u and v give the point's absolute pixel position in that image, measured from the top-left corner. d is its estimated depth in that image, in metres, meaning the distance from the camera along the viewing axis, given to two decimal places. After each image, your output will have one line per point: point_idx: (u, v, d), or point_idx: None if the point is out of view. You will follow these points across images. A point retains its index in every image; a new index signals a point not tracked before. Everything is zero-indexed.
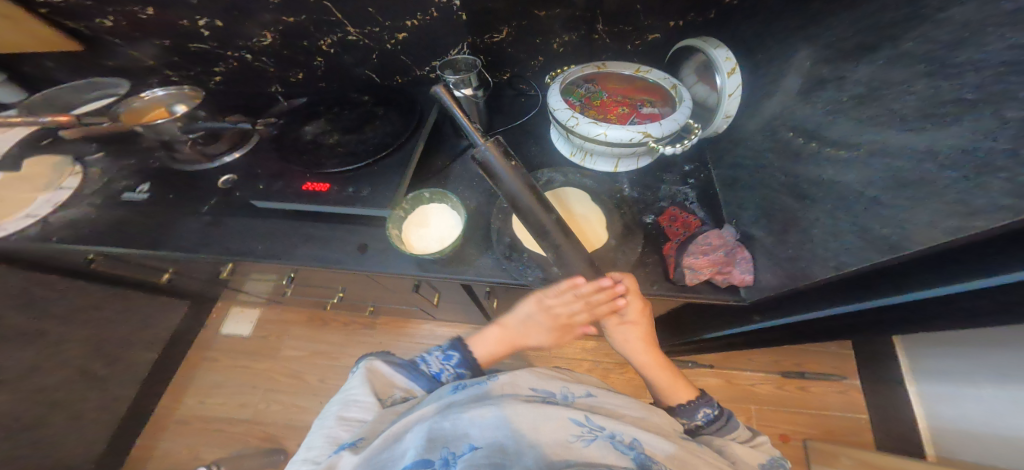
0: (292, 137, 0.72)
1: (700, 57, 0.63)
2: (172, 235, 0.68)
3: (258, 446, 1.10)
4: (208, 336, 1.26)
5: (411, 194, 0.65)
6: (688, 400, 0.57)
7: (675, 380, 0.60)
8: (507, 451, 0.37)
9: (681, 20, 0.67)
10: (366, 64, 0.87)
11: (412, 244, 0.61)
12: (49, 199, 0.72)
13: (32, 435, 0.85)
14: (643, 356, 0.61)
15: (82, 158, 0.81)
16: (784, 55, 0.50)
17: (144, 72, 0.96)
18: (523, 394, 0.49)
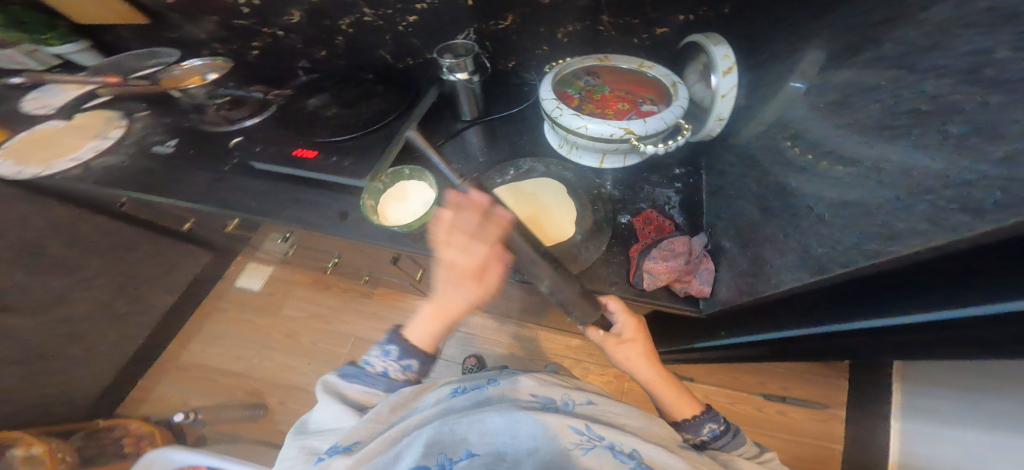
0: (296, 108, 0.79)
1: (703, 53, 0.59)
2: (188, 188, 0.78)
3: (244, 398, 1.31)
4: (223, 289, 1.51)
5: (392, 169, 0.70)
6: (692, 414, 0.55)
7: (681, 395, 0.57)
8: (503, 457, 0.38)
9: (694, 14, 0.63)
10: (382, 46, 0.90)
11: (386, 216, 0.65)
12: (95, 146, 0.86)
13: (62, 353, 1.11)
14: (648, 373, 0.57)
15: (131, 114, 0.94)
16: (783, 56, 0.47)
17: (195, 45, 1.06)
18: (522, 400, 0.50)
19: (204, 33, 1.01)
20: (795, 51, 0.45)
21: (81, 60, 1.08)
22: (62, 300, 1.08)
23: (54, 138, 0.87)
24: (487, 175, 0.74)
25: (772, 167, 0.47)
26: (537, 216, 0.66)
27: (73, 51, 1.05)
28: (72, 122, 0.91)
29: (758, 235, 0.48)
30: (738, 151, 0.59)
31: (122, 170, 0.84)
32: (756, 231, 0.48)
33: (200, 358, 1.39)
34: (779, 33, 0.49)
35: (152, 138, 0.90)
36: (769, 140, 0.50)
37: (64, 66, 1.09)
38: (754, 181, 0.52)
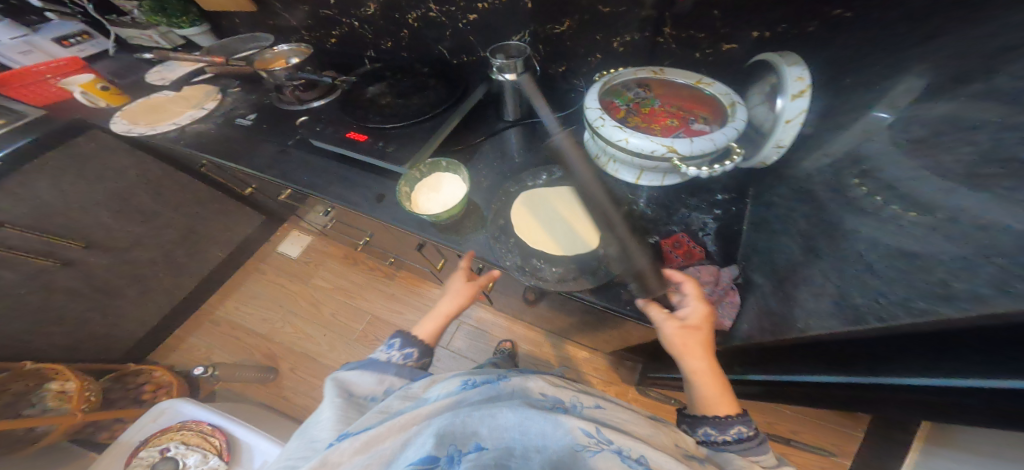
0: (356, 94, 0.83)
1: (772, 73, 0.54)
2: (254, 156, 0.86)
3: (260, 359, 1.39)
4: (268, 251, 1.65)
5: (430, 160, 0.70)
6: (725, 412, 0.48)
7: (723, 392, 0.49)
8: (514, 454, 0.36)
9: (771, 31, 0.57)
10: (442, 41, 0.94)
11: (418, 203, 0.66)
12: (192, 115, 1.00)
13: (121, 291, 1.26)
14: (700, 361, 0.49)
15: (226, 90, 1.08)
16: (865, 83, 0.42)
17: (288, 32, 1.18)
18: (532, 399, 0.47)
19: (297, 21, 1.12)
20: (885, 77, 0.40)
21: (200, 41, 1.27)
22: (138, 243, 1.25)
23: (166, 106, 1.04)
24: (519, 176, 0.74)
25: (831, 203, 0.42)
26: (562, 224, 0.66)
27: (197, 33, 1.25)
28: (182, 93, 1.08)
29: (801, 274, 0.43)
30: (794, 180, 0.53)
31: (209, 136, 0.96)
32: (799, 270, 0.43)
33: (235, 315, 1.50)
34: (868, 57, 0.44)
35: (235, 111, 1.01)
36: (833, 171, 0.45)
37: (188, 46, 1.30)
38: (804, 214, 0.47)
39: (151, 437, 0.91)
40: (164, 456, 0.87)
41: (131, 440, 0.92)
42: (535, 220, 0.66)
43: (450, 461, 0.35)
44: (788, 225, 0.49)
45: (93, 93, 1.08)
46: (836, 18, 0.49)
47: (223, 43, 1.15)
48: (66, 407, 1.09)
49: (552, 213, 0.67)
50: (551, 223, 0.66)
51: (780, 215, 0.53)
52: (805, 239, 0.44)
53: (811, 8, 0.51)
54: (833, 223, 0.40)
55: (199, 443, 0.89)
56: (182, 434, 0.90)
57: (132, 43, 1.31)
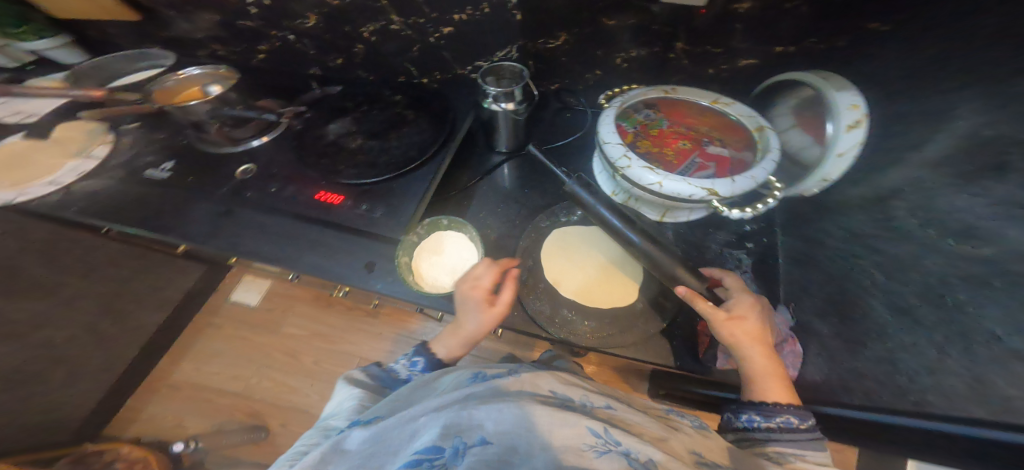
0: (315, 135, 0.69)
1: (812, 100, 0.52)
2: (178, 219, 0.66)
3: (242, 420, 1.22)
4: (218, 303, 1.39)
5: (428, 221, 0.63)
6: (777, 401, 0.42)
7: (781, 380, 0.43)
8: (517, 453, 0.29)
9: (796, 45, 0.55)
10: (405, 55, 0.79)
11: (422, 273, 0.58)
12: (76, 167, 0.76)
13: (32, 388, 0.95)
14: (761, 347, 0.43)
15: (117, 127, 0.83)
16: (945, 112, 0.36)
17: (194, 46, 0.94)
18: (545, 394, 0.39)
19: (200, 30, 0.89)
20: (957, 108, 0.34)
21: (58, 56, 0.94)
22: (45, 323, 0.93)
23: (32, 157, 0.77)
24: (534, 221, 0.65)
25: (919, 253, 0.37)
26: (595, 272, 0.60)
27: (49, 48, 0.91)
28: (55, 135, 0.82)
29: None
30: (841, 209, 0.49)
31: (123, 198, 0.71)
32: (899, 336, 0.39)
33: (191, 383, 1.28)
34: (925, 79, 0.38)
35: (136, 156, 0.78)
36: (907, 214, 0.39)
37: (42, 63, 0.94)
38: (880, 264, 0.42)
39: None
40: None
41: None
42: (567, 265, 0.60)
43: (453, 456, 0.30)
44: (858, 271, 0.45)
45: None
46: (871, 31, 0.47)
47: (98, 62, 0.90)
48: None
49: (585, 260, 0.61)
50: (584, 271, 0.60)
51: (838, 261, 0.49)
52: (893, 297, 0.40)
53: (843, 17, 0.48)
54: (937, 286, 0.35)
55: None
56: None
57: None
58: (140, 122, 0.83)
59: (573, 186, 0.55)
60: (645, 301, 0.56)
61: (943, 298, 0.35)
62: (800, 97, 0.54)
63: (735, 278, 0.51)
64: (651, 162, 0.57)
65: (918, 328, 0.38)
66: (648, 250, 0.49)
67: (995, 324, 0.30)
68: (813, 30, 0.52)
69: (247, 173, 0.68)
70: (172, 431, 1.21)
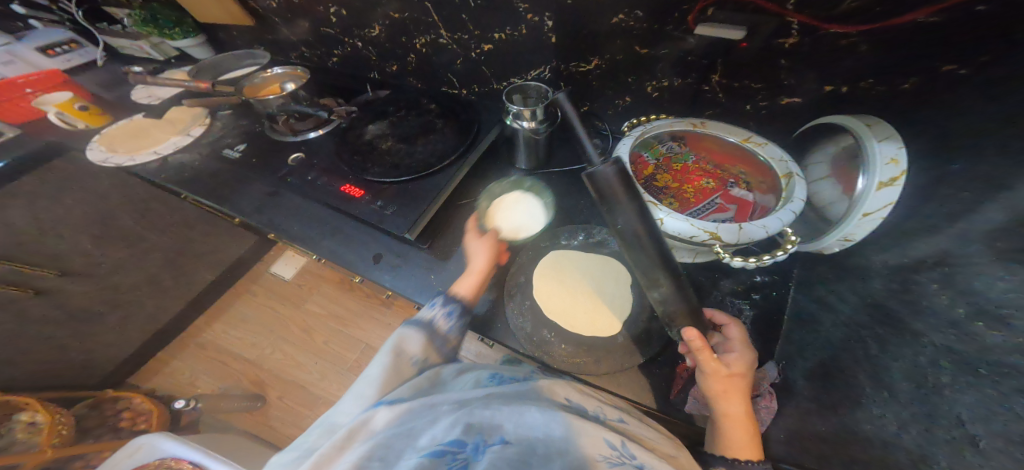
0: (355, 133, 0.76)
1: (850, 151, 0.46)
2: (229, 192, 0.74)
3: (247, 387, 1.31)
4: (259, 271, 1.54)
5: (516, 178, 0.73)
6: (741, 456, 0.41)
7: (752, 437, 0.42)
8: (535, 457, 0.31)
9: (851, 84, 0.48)
10: (450, 68, 0.85)
11: (493, 217, 0.67)
12: (176, 143, 0.83)
13: (90, 321, 1.13)
14: (740, 403, 0.43)
15: (215, 113, 0.90)
16: (964, 187, 0.34)
17: (288, 48, 1.06)
18: (559, 399, 0.40)
19: (297, 36, 1.00)
20: (984, 192, 0.33)
21: (195, 53, 1.10)
22: (119, 267, 1.14)
23: (148, 130, 0.86)
24: (536, 240, 0.68)
25: (923, 331, 0.36)
26: (583, 298, 0.61)
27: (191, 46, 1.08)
28: (165, 116, 0.89)
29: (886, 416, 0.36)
30: (863, 274, 0.45)
31: (191, 169, 0.79)
32: (870, 408, 0.39)
33: (221, 339, 1.40)
34: (953, 150, 0.36)
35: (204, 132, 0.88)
36: (928, 288, 0.37)
37: (181, 58, 1.13)
38: (881, 337, 0.40)
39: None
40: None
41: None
42: (553, 290, 0.61)
43: (474, 451, 0.31)
44: (857, 339, 0.43)
45: (69, 112, 0.87)
46: (942, 74, 0.40)
47: (214, 60, 1.01)
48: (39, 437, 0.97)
49: (575, 285, 0.62)
50: (573, 295, 0.61)
51: (841, 327, 0.46)
52: (880, 372, 0.39)
53: (913, 49, 0.41)
54: (924, 366, 0.35)
55: None
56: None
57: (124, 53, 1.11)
58: (233, 110, 0.90)
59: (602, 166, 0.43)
60: (638, 327, 0.57)
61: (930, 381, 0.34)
62: (840, 145, 0.48)
63: (740, 329, 0.50)
64: (665, 198, 0.59)
65: (890, 404, 0.37)
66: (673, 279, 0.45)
67: (965, 409, 0.31)
68: (868, 70, 0.46)
69: (296, 160, 0.75)
70: (184, 388, 1.31)
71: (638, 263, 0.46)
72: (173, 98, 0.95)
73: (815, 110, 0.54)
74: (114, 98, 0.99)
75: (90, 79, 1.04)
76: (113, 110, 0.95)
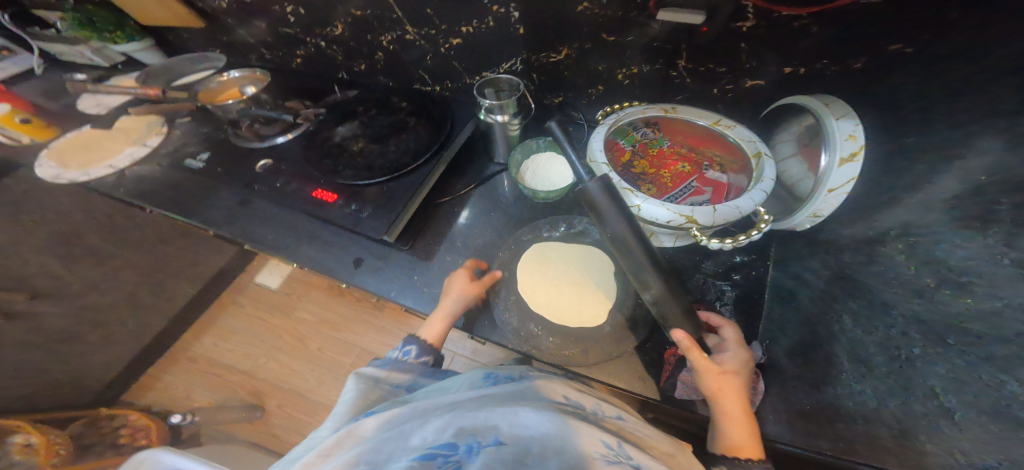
0: (324, 136, 0.74)
1: (812, 130, 0.46)
2: (201, 204, 0.71)
3: (244, 398, 1.29)
4: (244, 282, 1.49)
5: (551, 139, 0.74)
6: (745, 455, 0.41)
7: (754, 435, 0.42)
8: (531, 456, 0.29)
9: (807, 67, 0.49)
10: (420, 64, 0.83)
11: (525, 177, 0.71)
12: (132, 154, 0.79)
13: (68, 345, 1.09)
14: (739, 402, 0.43)
15: (172, 120, 0.85)
16: (919, 162, 0.35)
17: (247, 50, 1.01)
18: (557, 399, 0.40)
19: (253, 37, 0.96)
20: (935, 166, 0.34)
21: (143, 58, 1.05)
22: (90, 288, 1.10)
23: (101, 141, 0.81)
24: (517, 235, 0.68)
25: (892, 303, 0.37)
26: (566, 287, 0.62)
27: (137, 49, 1.03)
28: (116, 126, 0.85)
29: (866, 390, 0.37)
30: (834, 250, 0.46)
31: (156, 182, 0.75)
32: (847, 382, 0.40)
33: (209, 352, 1.37)
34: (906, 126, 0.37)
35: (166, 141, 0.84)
36: (895, 262, 0.37)
37: (129, 63, 1.07)
38: (854, 310, 0.42)
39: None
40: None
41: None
42: (536, 282, 0.62)
43: (467, 453, 0.30)
44: (832, 314, 0.44)
45: (11, 126, 0.81)
46: (893, 55, 0.41)
47: (166, 64, 0.95)
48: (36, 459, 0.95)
49: (558, 276, 0.63)
50: (556, 287, 0.62)
51: (818, 303, 0.47)
52: (856, 345, 0.40)
53: (863, 29, 0.41)
54: (895, 338, 0.36)
55: None
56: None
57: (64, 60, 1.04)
58: (191, 116, 0.86)
59: (590, 182, 0.49)
60: (624, 315, 0.58)
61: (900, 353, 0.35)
62: (803, 125, 0.48)
63: (734, 331, 0.50)
64: (644, 184, 0.59)
65: (868, 377, 0.38)
66: (662, 286, 0.46)
67: (939, 380, 0.32)
68: (825, 52, 0.46)
69: (264, 167, 0.73)
70: (176, 404, 1.28)
71: (628, 268, 0.49)
72: (124, 107, 0.90)
73: (779, 91, 0.54)
74: (59, 107, 0.93)
75: (32, 91, 0.97)
76: (58, 122, 0.89)
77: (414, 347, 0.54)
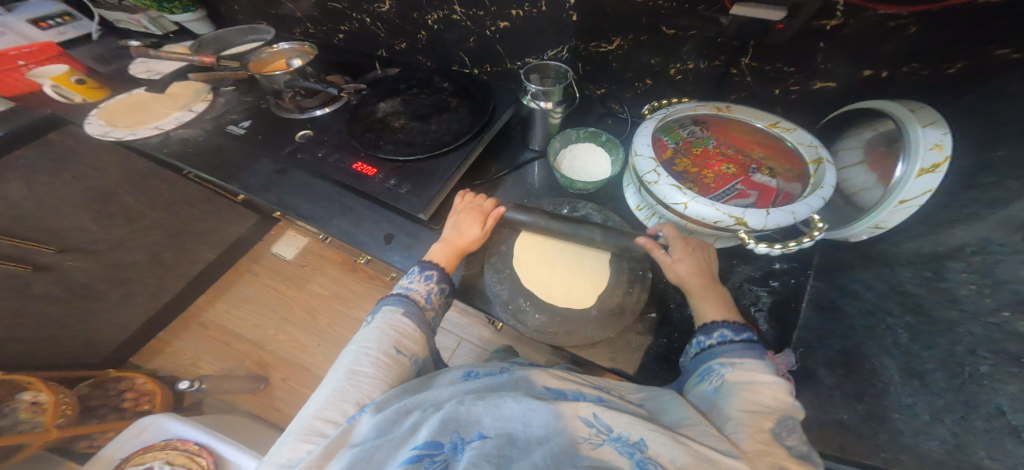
0: (365, 110, 0.74)
1: (891, 136, 0.44)
2: (237, 170, 0.72)
3: (251, 368, 1.31)
4: (260, 252, 1.51)
5: (592, 130, 0.73)
6: (714, 319, 0.47)
7: (721, 302, 0.49)
8: (515, 448, 0.31)
9: (892, 71, 0.47)
10: (462, 46, 0.82)
11: (563, 165, 0.69)
12: (178, 118, 0.80)
13: (90, 300, 1.11)
14: (692, 276, 0.51)
15: (218, 88, 0.86)
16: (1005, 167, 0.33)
17: (291, 23, 1.02)
18: (535, 389, 0.40)
19: (299, 10, 0.96)
20: None
21: (194, 29, 1.06)
22: (117, 245, 1.12)
23: (150, 104, 0.82)
24: (537, 203, 0.68)
25: (959, 320, 0.34)
26: (581, 274, 0.61)
27: (190, 20, 1.04)
28: (168, 91, 0.85)
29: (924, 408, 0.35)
30: (892, 261, 0.43)
31: (195, 145, 0.76)
32: (897, 396, 0.38)
33: (224, 319, 1.39)
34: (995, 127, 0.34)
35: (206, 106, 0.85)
36: (966, 275, 0.34)
37: (181, 33, 1.08)
38: (911, 325, 0.39)
39: (134, 454, 0.93)
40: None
41: (112, 456, 0.92)
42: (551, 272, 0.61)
43: (452, 450, 0.31)
44: (883, 328, 0.42)
45: (66, 86, 0.83)
46: (994, 60, 0.38)
47: (217, 34, 0.97)
48: (42, 418, 0.98)
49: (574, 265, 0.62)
50: (570, 276, 0.61)
51: (865, 314, 0.44)
52: (910, 360, 0.38)
53: (952, 33, 0.40)
54: (960, 355, 0.33)
55: (186, 462, 0.92)
56: (167, 454, 0.92)
57: (118, 26, 1.07)
58: (237, 85, 0.87)
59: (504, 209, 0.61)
60: (657, 312, 0.56)
61: (961, 369, 0.33)
62: (877, 130, 0.47)
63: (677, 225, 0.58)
64: (685, 182, 0.56)
65: (921, 394, 0.36)
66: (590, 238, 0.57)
67: (1007, 399, 0.29)
68: (913, 54, 0.44)
69: (305, 137, 0.73)
70: (187, 368, 1.31)
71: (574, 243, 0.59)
72: (170, 71, 0.91)
73: (850, 93, 0.52)
74: (111, 71, 0.95)
75: (86, 52, 1.00)
76: (108, 84, 0.91)
77: (435, 271, 0.53)
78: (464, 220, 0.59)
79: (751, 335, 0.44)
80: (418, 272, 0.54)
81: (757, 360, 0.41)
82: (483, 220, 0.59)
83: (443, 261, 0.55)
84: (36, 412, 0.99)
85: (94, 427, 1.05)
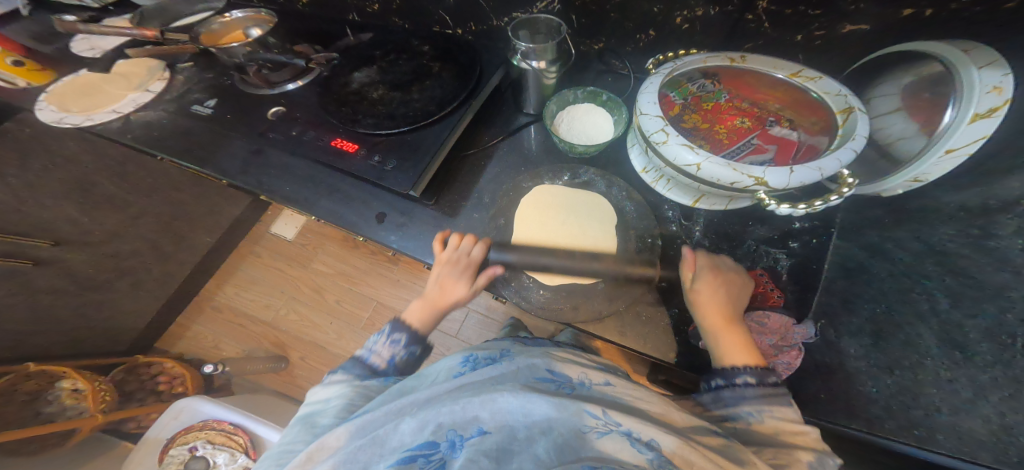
0: (341, 81, 0.67)
1: (934, 80, 0.38)
2: (218, 154, 0.67)
3: (269, 348, 1.33)
4: (259, 234, 1.47)
5: (592, 88, 0.66)
6: (732, 360, 0.43)
7: (740, 343, 0.45)
8: (516, 442, 0.29)
9: (936, 8, 0.40)
10: (441, 3, 0.74)
11: (561, 130, 0.63)
12: (135, 100, 0.74)
13: (95, 293, 1.10)
14: (712, 314, 0.46)
15: (173, 65, 0.78)
16: None
17: None
18: (538, 374, 0.38)
19: None
20: None
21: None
22: (112, 238, 1.10)
23: (102, 85, 0.76)
24: (537, 170, 0.64)
25: (1010, 284, 0.31)
26: (584, 255, 0.57)
27: None
28: (115, 69, 0.78)
29: (976, 380, 0.33)
30: (929, 220, 0.40)
31: (161, 128, 0.71)
32: (936, 369, 0.36)
33: (235, 303, 1.39)
34: None
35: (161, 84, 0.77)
36: (1015, 234, 0.31)
37: (119, 3, 0.97)
38: (953, 289, 0.36)
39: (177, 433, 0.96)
40: (194, 453, 0.94)
41: (158, 436, 0.97)
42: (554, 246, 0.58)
43: (450, 448, 0.29)
44: (920, 293, 0.39)
45: (4, 69, 0.75)
46: None
47: (159, 3, 0.86)
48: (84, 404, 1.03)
49: (581, 242, 0.58)
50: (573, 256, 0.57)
51: (898, 279, 0.42)
52: (951, 329, 0.35)
53: None
54: (1011, 326, 0.31)
55: (224, 440, 0.96)
56: (206, 433, 0.96)
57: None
58: (193, 60, 0.79)
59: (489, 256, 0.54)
60: (667, 282, 0.54)
61: (1010, 340, 0.31)
62: (918, 74, 0.41)
63: (707, 257, 0.52)
64: (695, 141, 0.51)
65: (966, 366, 0.34)
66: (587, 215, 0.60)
67: None
68: None
69: (277, 113, 0.67)
70: (209, 351, 1.33)
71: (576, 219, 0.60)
72: (119, 48, 0.83)
73: (887, 34, 0.46)
74: (52, 49, 0.86)
75: (19, 31, 0.90)
76: (50, 65, 0.82)
77: (405, 335, 0.52)
78: (446, 277, 0.53)
79: (777, 379, 0.42)
80: (388, 334, 0.52)
81: (784, 409, 0.39)
82: (471, 274, 0.52)
83: (418, 322, 0.53)
84: (78, 398, 1.04)
85: (138, 410, 1.08)
